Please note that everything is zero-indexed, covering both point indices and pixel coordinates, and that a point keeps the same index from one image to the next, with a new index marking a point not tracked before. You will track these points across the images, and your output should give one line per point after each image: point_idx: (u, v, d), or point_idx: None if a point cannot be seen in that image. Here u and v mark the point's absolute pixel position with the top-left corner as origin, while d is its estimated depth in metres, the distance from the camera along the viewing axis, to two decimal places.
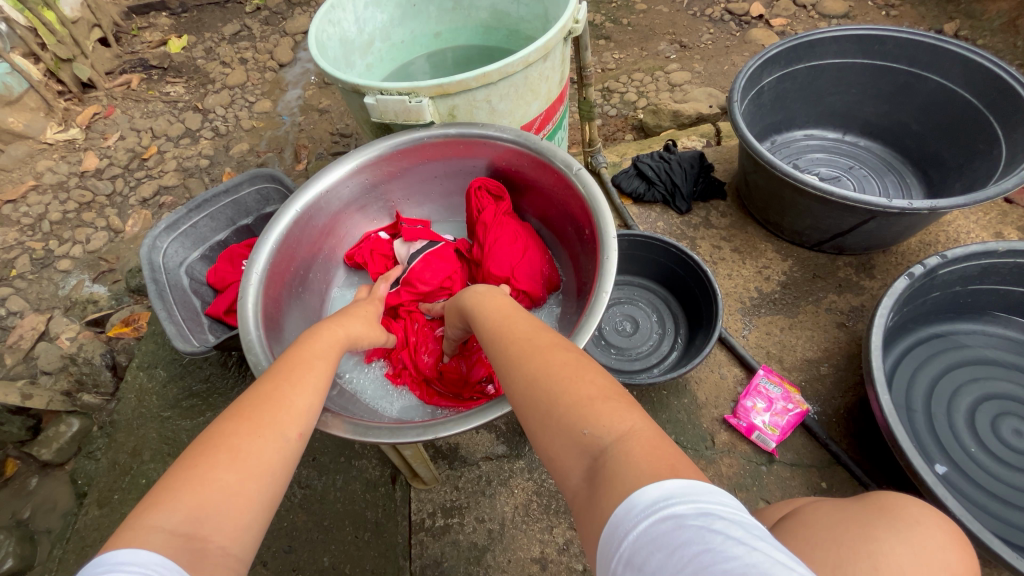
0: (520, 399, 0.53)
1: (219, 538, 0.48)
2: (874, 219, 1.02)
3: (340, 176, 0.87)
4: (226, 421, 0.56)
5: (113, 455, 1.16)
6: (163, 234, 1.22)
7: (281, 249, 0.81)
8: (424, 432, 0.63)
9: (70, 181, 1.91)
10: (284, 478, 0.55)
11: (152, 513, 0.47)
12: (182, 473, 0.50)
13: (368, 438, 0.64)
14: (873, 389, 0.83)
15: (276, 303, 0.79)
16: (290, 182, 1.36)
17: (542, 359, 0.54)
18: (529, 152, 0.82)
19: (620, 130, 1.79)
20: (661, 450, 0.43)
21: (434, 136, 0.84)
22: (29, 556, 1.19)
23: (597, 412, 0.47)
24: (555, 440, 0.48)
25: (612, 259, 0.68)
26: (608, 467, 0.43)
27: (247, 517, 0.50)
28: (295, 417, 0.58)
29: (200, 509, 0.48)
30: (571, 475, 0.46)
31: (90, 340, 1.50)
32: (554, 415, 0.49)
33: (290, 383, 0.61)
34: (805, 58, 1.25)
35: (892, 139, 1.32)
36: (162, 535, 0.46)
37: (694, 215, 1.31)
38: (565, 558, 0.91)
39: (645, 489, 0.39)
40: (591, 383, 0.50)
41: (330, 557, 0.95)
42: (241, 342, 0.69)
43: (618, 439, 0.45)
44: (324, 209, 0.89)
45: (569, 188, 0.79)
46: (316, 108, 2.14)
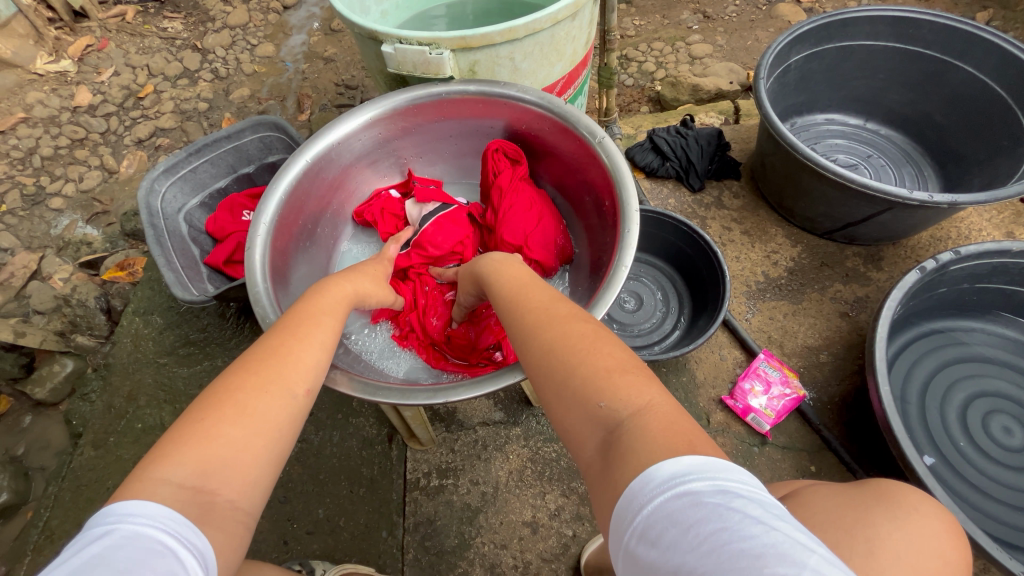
0: (535, 370, 0.53)
1: (226, 493, 0.48)
2: (890, 211, 1.00)
3: (353, 128, 0.83)
4: (232, 375, 0.55)
5: (109, 398, 1.16)
6: (162, 177, 1.18)
7: (290, 200, 0.79)
8: (435, 396, 0.62)
9: (61, 116, 1.84)
10: (292, 434, 0.55)
11: (158, 466, 0.47)
12: (189, 426, 0.50)
13: (378, 397, 0.63)
14: (874, 381, 0.84)
15: (284, 256, 0.77)
16: (294, 132, 1.31)
17: (558, 330, 0.54)
18: (551, 116, 0.79)
19: (635, 101, 1.73)
20: (677, 426, 0.42)
21: (453, 92, 0.80)
22: (24, 491, 1.20)
23: (613, 386, 0.47)
24: (570, 412, 0.48)
25: (632, 232, 0.67)
26: (624, 440, 0.43)
27: (254, 473, 0.50)
28: (302, 372, 0.58)
29: (207, 463, 0.48)
30: (587, 450, 0.46)
31: (83, 282, 1.47)
32: (571, 387, 0.49)
33: (296, 339, 0.60)
34: (837, 38, 1.20)
35: (914, 130, 1.29)
36: (169, 488, 0.46)
37: (706, 194, 1.28)
38: (556, 523, 0.93)
39: (662, 464, 0.39)
40: (608, 355, 0.50)
41: (325, 509, 0.97)
42: (248, 294, 0.68)
43: (634, 413, 0.44)
44: (335, 162, 0.86)
45: (591, 157, 0.77)
46: (321, 56, 2.05)
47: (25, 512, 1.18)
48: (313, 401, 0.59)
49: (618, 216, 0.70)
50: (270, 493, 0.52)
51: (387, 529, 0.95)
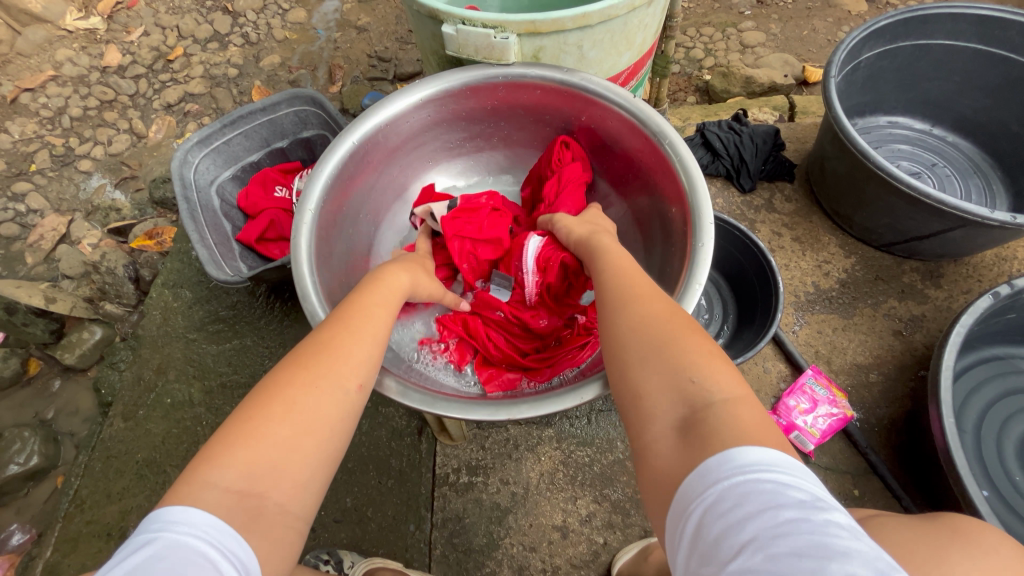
0: (624, 336, 0.53)
1: (277, 497, 0.45)
2: (962, 229, 0.94)
3: (403, 108, 0.79)
4: (286, 367, 0.52)
5: (138, 370, 1.16)
6: (196, 147, 1.15)
7: (336, 185, 0.75)
8: (498, 412, 0.59)
9: (90, 76, 1.80)
10: (345, 435, 0.51)
11: (211, 466, 0.45)
12: (240, 422, 0.48)
13: (435, 409, 0.61)
14: (937, 409, 0.81)
15: (328, 246, 0.74)
16: (331, 108, 1.26)
17: (659, 310, 0.54)
18: (619, 110, 0.75)
19: (681, 90, 1.65)
20: (769, 426, 0.42)
21: (514, 76, 0.76)
22: (54, 455, 1.21)
23: (709, 369, 0.46)
24: (654, 386, 0.47)
25: (708, 246, 0.64)
26: (709, 420, 0.43)
27: (303, 476, 0.47)
28: (355, 368, 0.54)
29: (258, 464, 0.46)
30: (659, 421, 0.45)
31: (112, 249, 1.46)
32: (662, 353, 0.49)
33: (348, 331, 0.57)
34: (914, 35, 1.12)
35: (985, 138, 1.21)
36: (217, 492, 0.43)
37: (756, 195, 1.22)
38: (587, 530, 0.91)
39: (745, 448, 0.39)
40: (701, 341, 0.49)
41: (353, 499, 0.97)
42: (296, 287, 0.65)
43: (725, 401, 0.44)
44: (382, 145, 0.82)
45: (658, 157, 0.73)
46: (354, 25, 1.98)
47: (55, 476, 1.20)
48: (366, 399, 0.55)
49: (689, 225, 0.66)
50: (322, 498, 0.49)
51: (415, 524, 0.94)
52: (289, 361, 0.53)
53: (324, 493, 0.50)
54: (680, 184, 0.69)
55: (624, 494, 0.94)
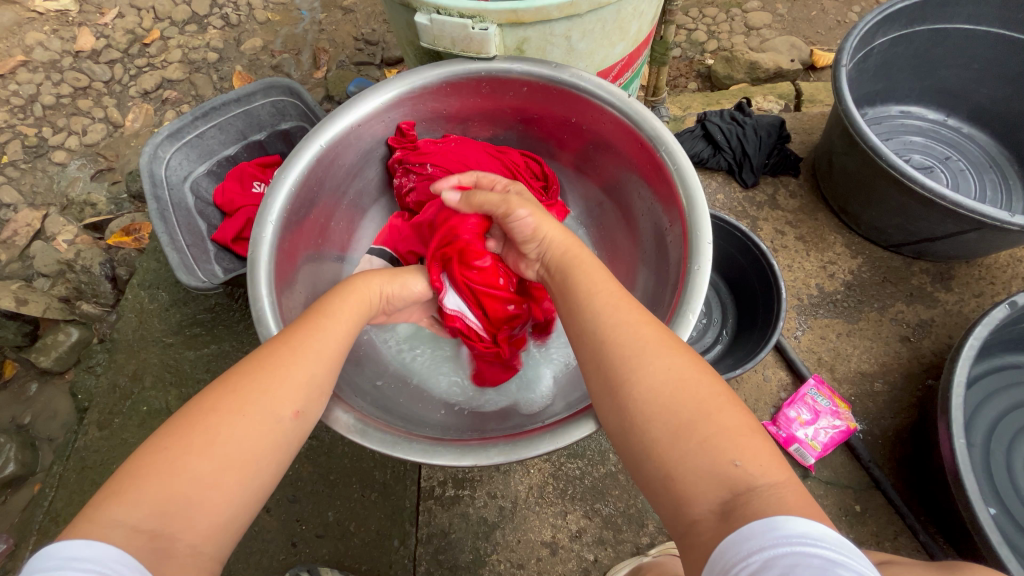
0: (648, 404, 0.46)
1: (189, 537, 0.42)
2: (977, 232, 0.89)
3: (375, 108, 0.74)
4: (214, 390, 0.48)
5: (114, 376, 1.11)
6: (165, 142, 1.08)
7: (301, 193, 0.70)
8: (463, 457, 0.57)
9: (63, 61, 1.72)
10: (275, 466, 0.48)
11: (114, 504, 0.41)
12: (156, 452, 0.44)
13: (396, 453, 0.58)
14: (948, 429, 0.76)
15: (292, 260, 0.69)
16: (309, 98, 1.19)
17: (686, 367, 0.47)
18: (613, 111, 0.69)
19: (683, 76, 1.57)
20: (819, 509, 0.39)
21: (497, 71, 0.70)
22: (32, 462, 1.18)
23: (751, 448, 0.42)
24: (686, 462, 0.42)
25: (705, 271, 0.58)
26: (754, 507, 0.39)
27: (224, 515, 0.44)
28: (292, 392, 0.50)
29: (169, 501, 0.42)
30: (698, 503, 0.41)
31: (89, 246, 1.40)
32: (696, 426, 0.43)
33: (290, 351, 0.52)
34: (931, 18, 1.05)
35: (1003, 130, 1.14)
36: (121, 533, 0.40)
37: (759, 190, 1.16)
38: (576, 546, 0.88)
39: (793, 518, 0.37)
40: (731, 411, 0.44)
41: (335, 513, 0.93)
42: (252, 310, 0.61)
43: (768, 485, 0.40)
44: (353, 147, 0.77)
45: (653, 163, 0.68)
46: (340, 5, 1.88)
47: (33, 483, 1.17)
48: (304, 425, 0.51)
49: (686, 243, 0.61)
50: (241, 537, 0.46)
51: (399, 538, 0.90)
52: (217, 383, 0.49)
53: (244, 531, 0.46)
54: (677, 194, 0.63)
55: (615, 509, 0.90)
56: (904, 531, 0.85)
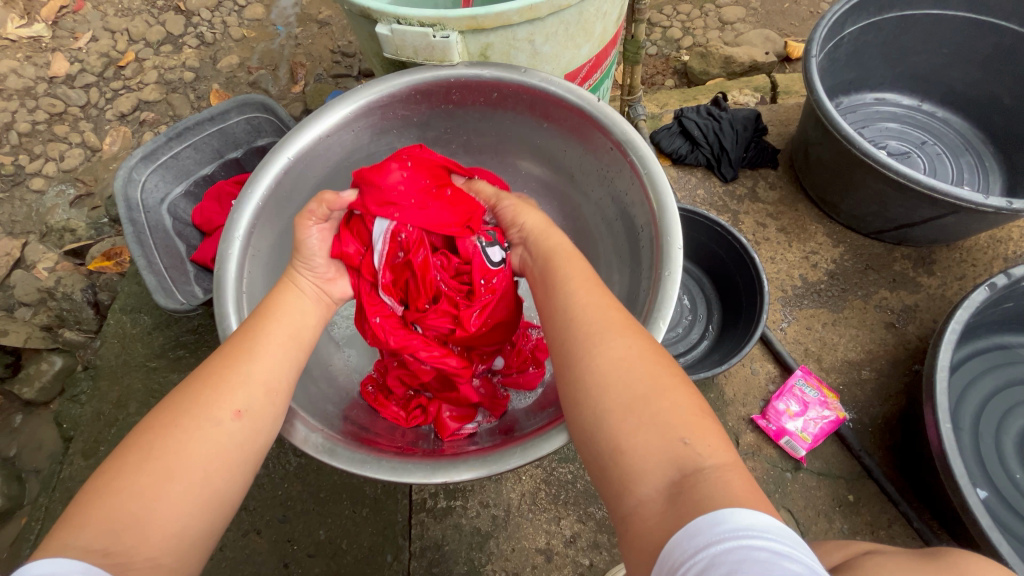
0: (599, 390, 0.46)
1: (144, 550, 0.41)
2: (954, 215, 0.89)
3: (344, 119, 0.74)
4: (161, 405, 0.49)
5: (98, 403, 1.10)
6: (140, 164, 1.07)
7: (270, 206, 0.71)
8: (433, 474, 0.56)
9: (38, 87, 1.71)
10: (229, 469, 0.47)
11: (68, 530, 0.41)
12: (108, 472, 0.44)
13: (363, 472, 0.57)
14: (933, 414, 0.76)
15: (263, 272, 0.70)
16: (284, 113, 1.18)
17: (636, 352, 0.47)
18: (581, 114, 0.69)
19: (659, 73, 1.57)
20: (761, 490, 0.38)
21: (462, 76, 0.70)
22: (18, 495, 1.16)
23: (701, 429, 0.42)
24: (639, 444, 0.42)
25: (675, 277, 0.58)
26: (701, 490, 0.38)
27: (178, 524, 0.43)
28: (233, 394, 0.50)
29: (119, 519, 0.42)
30: (644, 483, 0.41)
31: (69, 273, 1.39)
32: (644, 407, 0.43)
33: (228, 357, 0.52)
34: (899, 6, 1.05)
35: (976, 113, 1.15)
36: (75, 554, 0.39)
37: (739, 184, 1.16)
38: (571, 551, 0.87)
39: (738, 510, 0.35)
40: (682, 393, 0.44)
41: (326, 531, 0.92)
42: (218, 325, 0.62)
43: (718, 466, 0.40)
44: (324, 160, 0.76)
45: (622, 167, 0.68)
46: (315, 19, 1.88)
47: (20, 517, 1.15)
48: (254, 424, 0.50)
49: (657, 249, 0.61)
50: (207, 545, 0.45)
51: (392, 553, 0.89)
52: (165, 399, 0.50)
53: (209, 539, 0.45)
54: (647, 199, 0.64)
55: (608, 511, 0.89)
56: (898, 519, 0.84)
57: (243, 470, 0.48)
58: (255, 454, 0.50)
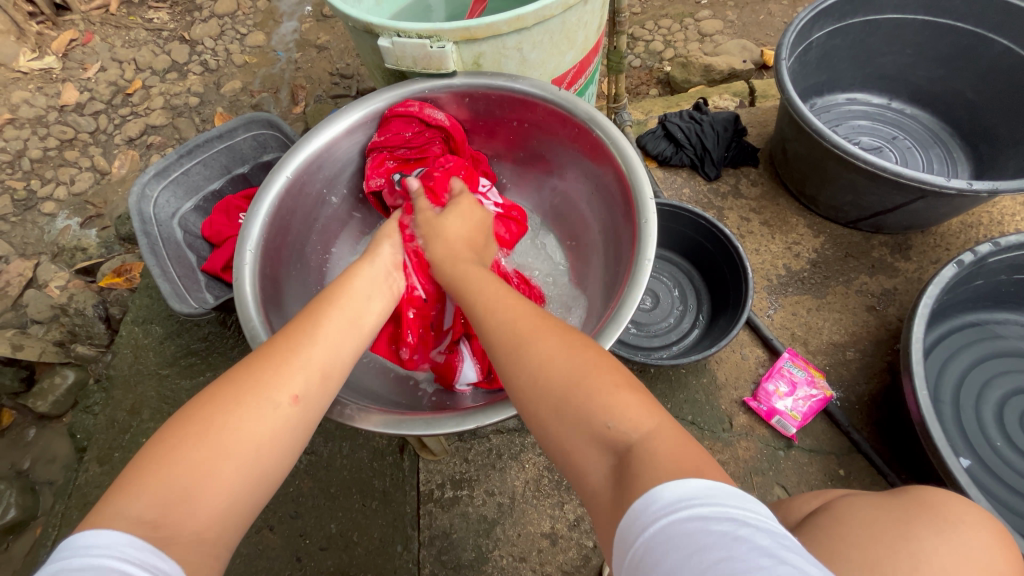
0: (526, 394, 0.50)
1: (193, 523, 0.44)
2: (923, 200, 0.95)
3: (338, 134, 0.81)
4: (221, 386, 0.52)
5: (112, 411, 1.13)
6: (153, 180, 1.13)
7: (275, 221, 0.76)
8: (464, 422, 0.61)
9: (49, 116, 1.78)
10: (276, 454, 0.50)
11: (118, 499, 0.44)
12: (165, 444, 0.47)
13: (402, 430, 0.62)
14: (911, 383, 0.81)
15: (275, 281, 0.74)
16: (289, 129, 1.25)
17: (561, 344, 0.51)
18: (554, 107, 0.76)
19: (644, 84, 1.65)
20: (694, 454, 0.41)
21: (446, 84, 0.78)
22: (32, 506, 1.19)
23: (619, 404, 0.45)
24: (575, 438, 0.46)
25: (652, 233, 0.64)
26: (634, 466, 0.41)
27: (225, 500, 0.46)
28: (290, 381, 0.53)
29: (171, 493, 0.45)
30: (593, 469, 0.44)
31: (81, 290, 1.43)
32: (572, 402, 0.47)
33: (287, 346, 0.56)
34: (861, 12, 1.13)
35: (942, 108, 1.22)
36: (125, 523, 0.42)
37: (722, 182, 1.22)
38: (576, 534, 0.90)
39: (668, 485, 0.38)
40: (603, 373, 0.48)
41: (337, 524, 0.95)
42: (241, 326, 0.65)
43: (644, 438, 0.43)
44: (320, 174, 0.82)
45: (596, 147, 0.74)
46: (314, 44, 1.97)
47: (34, 528, 1.17)
48: (306, 412, 0.53)
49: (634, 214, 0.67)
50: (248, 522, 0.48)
51: (402, 543, 0.92)
52: (222, 379, 0.53)
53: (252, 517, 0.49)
54: (621, 172, 0.70)
55: None
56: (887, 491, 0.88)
57: (288, 453, 0.52)
58: (300, 439, 0.53)
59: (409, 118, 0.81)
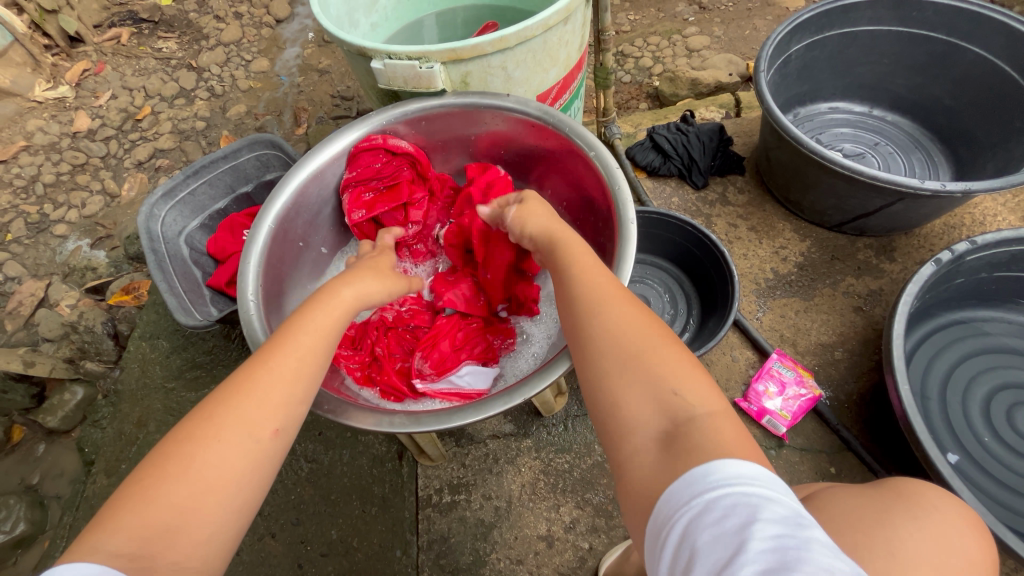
0: (596, 340, 0.54)
1: (171, 556, 0.44)
2: (902, 202, 0.98)
3: (325, 160, 0.84)
4: (195, 418, 0.51)
5: (119, 424, 1.16)
6: (161, 201, 1.18)
7: (274, 243, 0.79)
8: (511, 398, 0.63)
9: (62, 142, 1.85)
10: (252, 484, 0.50)
11: (97, 534, 0.43)
12: (142, 478, 0.47)
13: (453, 421, 0.63)
14: (893, 378, 0.83)
15: (275, 300, 0.77)
16: (291, 149, 1.30)
17: (637, 314, 0.54)
18: (534, 119, 0.80)
19: (634, 98, 1.71)
20: (747, 438, 0.44)
21: (412, 109, 0.83)
22: (41, 520, 1.21)
23: (692, 383, 0.48)
24: (634, 391, 0.49)
25: (631, 218, 0.69)
26: (692, 437, 0.44)
27: (205, 534, 0.46)
28: (267, 412, 0.52)
29: (150, 528, 0.44)
30: (643, 433, 0.46)
31: (90, 308, 1.47)
32: (638, 364, 0.50)
33: (261, 375, 0.55)
34: (838, 25, 1.17)
35: (922, 114, 1.26)
36: (103, 558, 0.41)
37: (710, 190, 1.25)
38: (572, 536, 0.91)
39: (731, 463, 0.40)
40: (678, 352, 0.51)
41: (338, 530, 0.96)
42: (248, 341, 0.68)
43: (708, 414, 0.46)
44: (298, 218, 0.85)
45: (574, 153, 0.80)
46: (316, 68, 2.04)
47: (42, 541, 1.19)
48: (280, 442, 0.53)
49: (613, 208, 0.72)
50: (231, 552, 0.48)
51: (401, 548, 0.93)
52: (197, 411, 0.52)
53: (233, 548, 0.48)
54: (600, 174, 0.75)
55: (605, 497, 0.94)
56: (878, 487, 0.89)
57: (265, 482, 0.51)
58: (273, 472, 0.52)
59: (376, 150, 0.86)
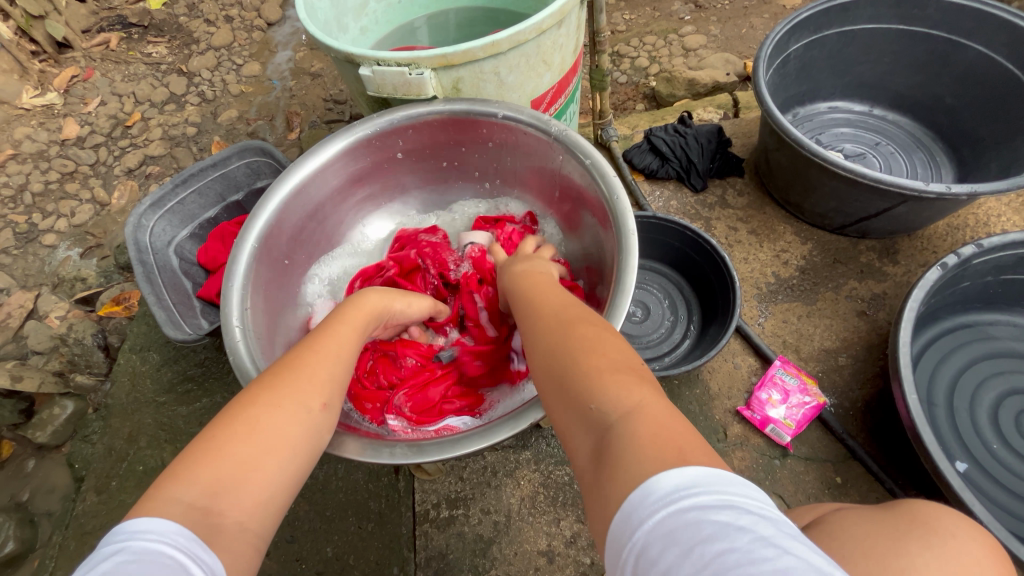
0: (543, 359, 0.54)
1: (236, 514, 0.45)
2: (905, 205, 0.96)
3: (310, 173, 0.82)
4: (256, 390, 0.54)
5: (109, 440, 1.14)
6: (149, 211, 1.16)
7: (259, 263, 0.77)
8: (518, 423, 0.62)
9: (50, 150, 1.82)
10: (305, 453, 0.53)
11: (172, 485, 0.45)
12: (205, 440, 0.49)
13: (459, 450, 0.62)
14: (900, 387, 0.80)
15: (263, 321, 0.75)
16: (282, 156, 1.27)
17: (583, 331, 0.54)
18: (527, 127, 0.78)
19: (630, 99, 1.69)
20: (682, 442, 0.40)
21: (399, 118, 0.81)
22: (31, 538, 1.18)
23: (608, 388, 0.46)
24: (566, 411, 0.48)
25: (630, 226, 0.68)
26: (613, 448, 0.42)
27: (266, 493, 0.48)
28: (319, 389, 0.57)
29: (218, 480, 0.46)
30: (580, 453, 0.46)
31: (80, 320, 1.45)
32: (569, 382, 0.49)
33: (311, 353, 0.60)
34: (837, 23, 1.15)
35: (923, 113, 1.24)
36: (179, 508, 0.43)
37: (709, 193, 1.23)
38: (573, 551, 0.89)
39: (663, 475, 0.37)
40: (607, 356, 0.50)
41: (333, 547, 0.94)
42: (235, 367, 0.66)
43: (623, 417, 0.43)
44: (284, 237, 0.83)
45: (569, 159, 0.78)
46: (308, 71, 2.02)
47: (32, 560, 1.16)
48: (329, 417, 0.57)
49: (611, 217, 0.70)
50: (279, 518, 0.49)
51: (398, 566, 0.91)
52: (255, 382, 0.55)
53: (281, 515, 0.49)
54: (597, 183, 0.73)
55: None
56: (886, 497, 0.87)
57: (312, 456, 0.54)
58: (317, 448, 0.55)
59: None
